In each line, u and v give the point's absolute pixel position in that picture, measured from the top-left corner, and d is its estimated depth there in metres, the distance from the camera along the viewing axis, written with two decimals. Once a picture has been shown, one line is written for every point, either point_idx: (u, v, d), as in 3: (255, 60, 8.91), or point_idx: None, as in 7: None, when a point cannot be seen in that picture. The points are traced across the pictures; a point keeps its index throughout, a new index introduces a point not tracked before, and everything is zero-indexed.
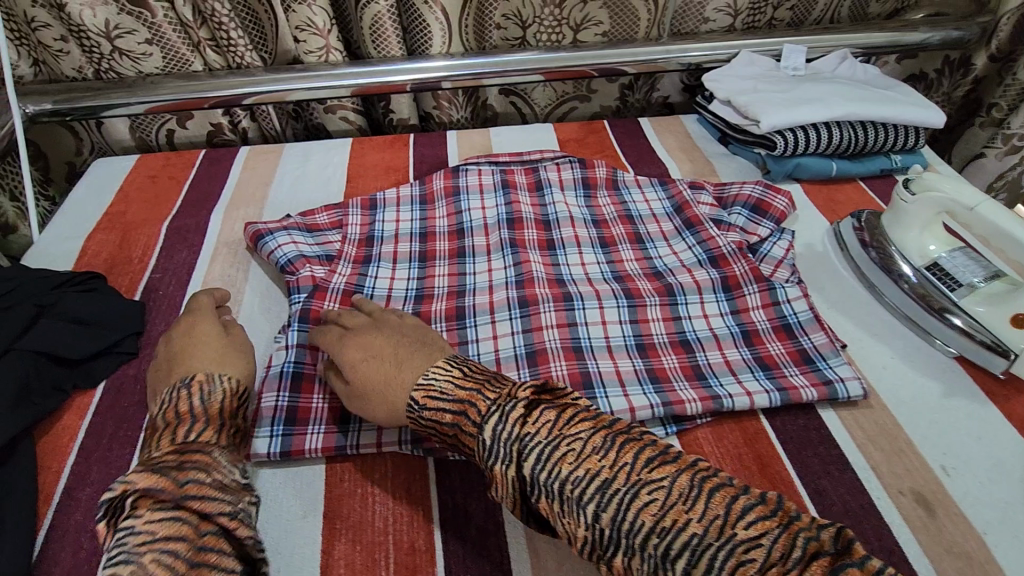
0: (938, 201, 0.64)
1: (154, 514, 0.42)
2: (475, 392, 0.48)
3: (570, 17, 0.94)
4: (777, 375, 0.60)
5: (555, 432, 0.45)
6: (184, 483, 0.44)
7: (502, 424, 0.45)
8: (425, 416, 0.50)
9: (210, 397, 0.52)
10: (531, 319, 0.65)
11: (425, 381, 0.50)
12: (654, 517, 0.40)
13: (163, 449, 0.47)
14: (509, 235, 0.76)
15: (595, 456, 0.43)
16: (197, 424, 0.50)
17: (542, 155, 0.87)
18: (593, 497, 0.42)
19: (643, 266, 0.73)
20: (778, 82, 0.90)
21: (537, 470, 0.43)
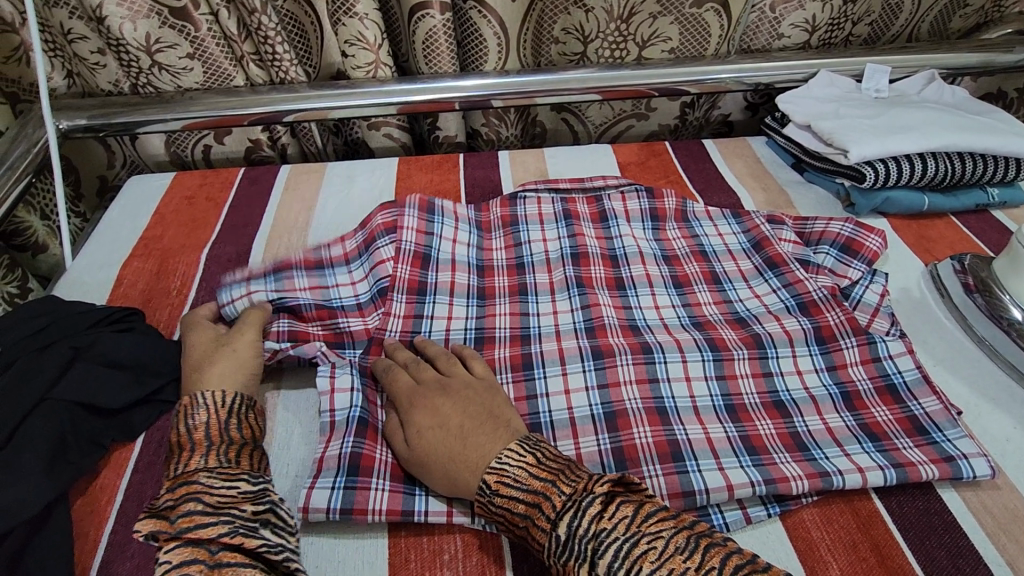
0: None
1: (169, 543, 0.42)
2: (549, 480, 0.44)
3: (636, 33, 0.87)
4: (887, 447, 0.54)
5: (633, 528, 0.41)
6: (177, 517, 0.43)
7: (578, 519, 0.42)
8: (495, 502, 0.46)
9: (194, 419, 0.51)
10: (607, 373, 0.59)
11: (497, 466, 0.46)
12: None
13: (164, 489, 0.46)
14: (575, 272, 0.70)
15: (677, 555, 0.39)
16: (187, 453, 0.49)
17: (606, 182, 0.81)
18: None
19: (724, 311, 0.67)
20: (862, 107, 0.83)
21: (614, 569, 0.39)
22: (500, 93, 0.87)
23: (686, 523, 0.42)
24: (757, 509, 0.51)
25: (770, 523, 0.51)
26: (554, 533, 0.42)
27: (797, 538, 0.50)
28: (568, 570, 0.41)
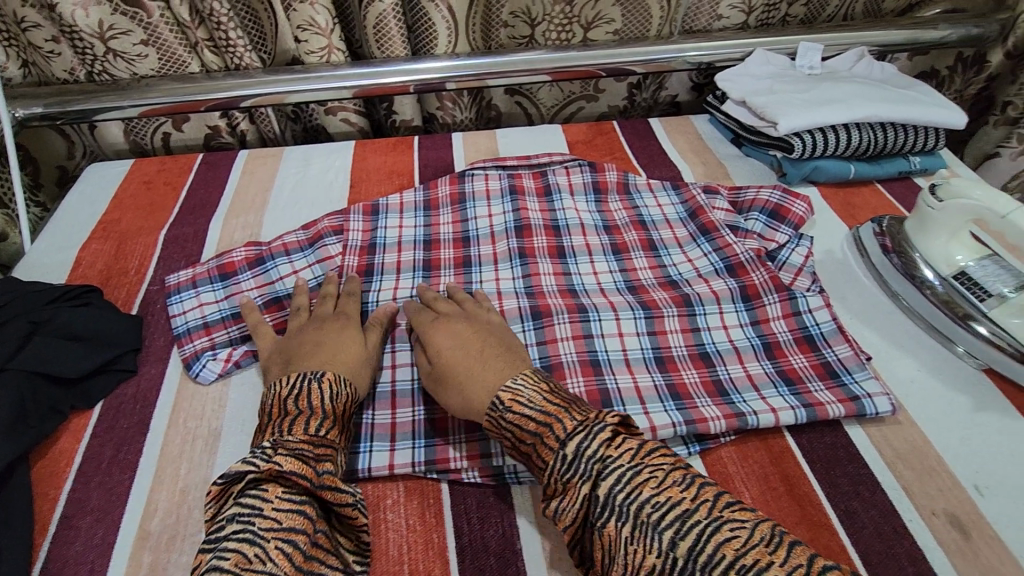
0: (967, 209, 0.63)
1: (282, 502, 0.43)
2: (562, 407, 0.47)
3: (581, 15, 0.90)
4: (800, 391, 0.58)
5: (636, 459, 0.44)
6: (321, 476, 0.45)
7: (587, 441, 0.44)
8: (508, 417, 0.48)
9: (340, 397, 0.52)
10: (545, 331, 0.64)
11: (514, 386, 0.49)
12: (733, 552, 0.38)
13: (298, 437, 0.47)
14: (518, 244, 0.75)
15: (675, 486, 0.42)
16: (325, 420, 0.49)
17: (551, 158, 0.85)
18: (672, 524, 0.40)
19: (657, 274, 0.71)
20: (795, 83, 0.87)
21: (615, 490, 0.42)
22: (454, 76, 0.90)
23: (682, 462, 0.45)
24: (679, 447, 0.55)
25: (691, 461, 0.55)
26: (561, 452, 0.45)
27: (714, 472, 0.54)
28: (569, 486, 0.44)
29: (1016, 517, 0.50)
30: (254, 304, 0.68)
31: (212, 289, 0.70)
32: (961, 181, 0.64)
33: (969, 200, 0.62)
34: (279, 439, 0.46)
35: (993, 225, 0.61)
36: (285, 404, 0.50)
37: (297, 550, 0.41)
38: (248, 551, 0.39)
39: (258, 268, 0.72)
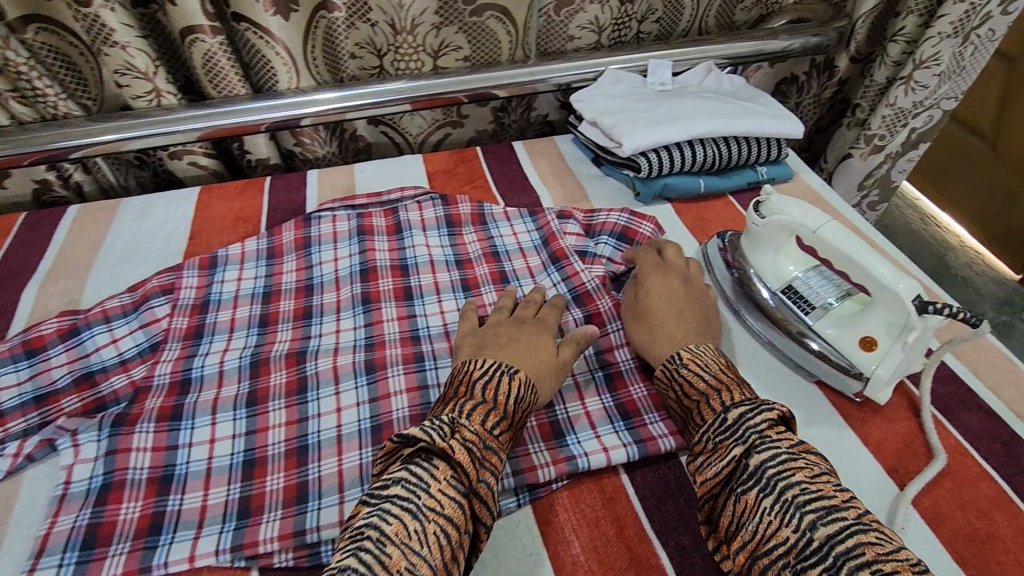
0: (785, 226, 0.63)
1: (449, 487, 0.45)
2: (734, 381, 0.54)
3: (426, 43, 0.88)
4: (636, 424, 0.59)
5: (794, 449, 0.47)
6: (479, 481, 0.47)
7: (751, 413, 0.50)
8: (682, 372, 0.56)
9: (522, 402, 0.53)
10: (378, 386, 0.61)
11: (694, 350, 0.57)
12: (873, 553, 0.39)
13: (476, 428, 0.49)
14: (362, 289, 0.71)
15: (828, 481, 0.45)
16: (501, 419, 0.51)
17: (402, 194, 0.82)
18: (816, 508, 0.42)
19: (506, 308, 0.70)
20: (644, 101, 0.88)
21: (766, 464, 0.46)
22: (309, 112, 0.86)
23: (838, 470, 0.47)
24: (511, 500, 0.53)
25: (522, 510, 0.53)
26: (721, 416, 0.51)
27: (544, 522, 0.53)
28: (721, 446, 0.49)
29: None
30: (62, 383, 0.62)
31: (13, 368, 0.62)
32: (778, 197, 0.65)
33: (786, 217, 0.63)
34: (458, 422, 0.49)
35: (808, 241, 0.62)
36: (474, 387, 0.52)
37: (441, 546, 0.42)
38: (408, 525, 0.41)
39: (69, 340, 0.65)
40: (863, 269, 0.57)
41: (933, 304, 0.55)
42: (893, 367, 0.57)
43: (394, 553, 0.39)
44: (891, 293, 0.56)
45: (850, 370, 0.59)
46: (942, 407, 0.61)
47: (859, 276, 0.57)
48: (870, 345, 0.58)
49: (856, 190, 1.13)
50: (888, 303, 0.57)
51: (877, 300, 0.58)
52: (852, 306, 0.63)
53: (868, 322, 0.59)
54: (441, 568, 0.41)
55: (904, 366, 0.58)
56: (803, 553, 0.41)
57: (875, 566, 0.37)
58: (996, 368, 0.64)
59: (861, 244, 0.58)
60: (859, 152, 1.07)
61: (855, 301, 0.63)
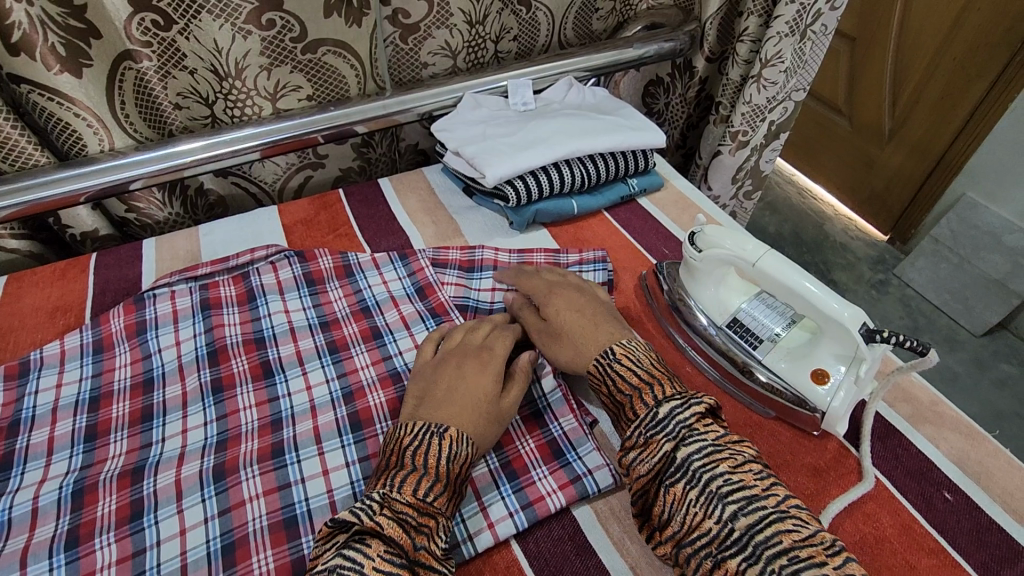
0: (722, 258, 0.60)
1: (382, 564, 0.43)
2: (666, 377, 0.55)
3: (257, 87, 0.79)
4: (524, 484, 0.55)
5: (720, 439, 0.50)
6: (418, 547, 0.45)
7: (679, 409, 0.51)
8: (614, 368, 0.56)
9: (456, 458, 0.50)
10: (230, 494, 0.52)
11: (627, 344, 0.58)
12: (790, 540, 0.43)
13: (406, 497, 0.46)
14: (211, 376, 0.62)
15: (749, 473, 0.47)
16: (435, 483, 0.48)
17: (252, 256, 0.73)
18: (739, 499, 0.45)
19: (380, 370, 0.64)
20: (505, 124, 0.85)
21: (693, 458, 0.48)
22: (135, 174, 0.75)
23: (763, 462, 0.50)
24: None
25: None
26: (652, 410, 0.52)
27: None
28: (650, 442, 0.50)
29: None
30: None
31: None
32: (711, 229, 0.62)
33: (721, 249, 0.60)
34: (389, 496, 0.46)
35: (747, 272, 0.60)
36: (403, 457, 0.50)
37: None
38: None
39: None
40: (804, 301, 0.55)
41: (880, 333, 0.51)
42: (846, 401, 0.55)
43: None
44: (837, 323, 0.53)
45: (803, 404, 0.57)
46: None
47: (801, 307, 0.55)
48: (823, 377, 0.56)
49: (731, 184, 1.16)
50: (837, 334, 0.54)
51: (825, 330, 0.55)
52: (800, 334, 0.60)
53: (817, 354, 0.56)
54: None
55: (857, 395, 0.55)
56: (724, 542, 0.44)
57: (793, 554, 0.42)
58: None
59: (799, 275, 0.55)
60: (727, 149, 1.10)
61: (801, 329, 0.60)
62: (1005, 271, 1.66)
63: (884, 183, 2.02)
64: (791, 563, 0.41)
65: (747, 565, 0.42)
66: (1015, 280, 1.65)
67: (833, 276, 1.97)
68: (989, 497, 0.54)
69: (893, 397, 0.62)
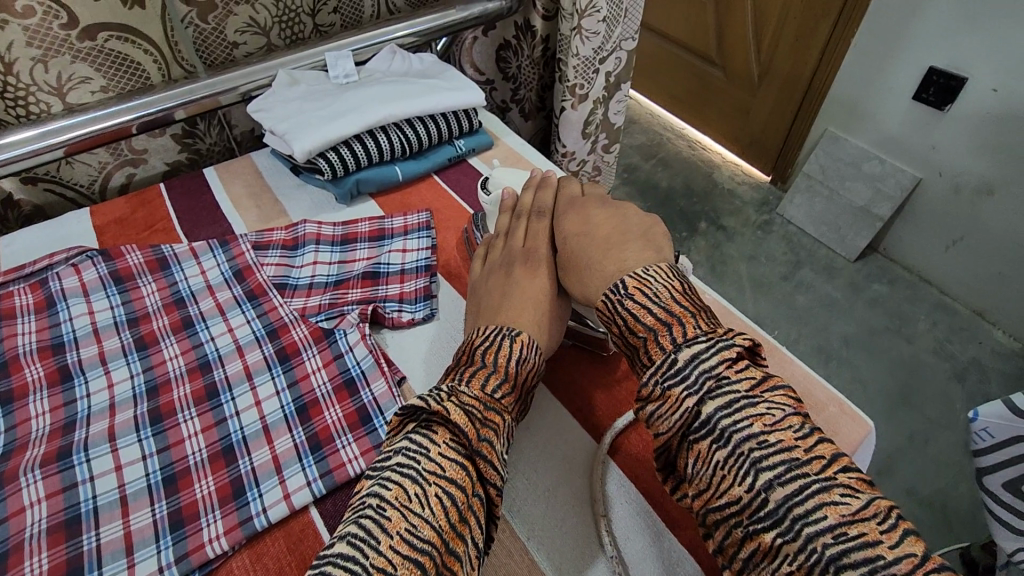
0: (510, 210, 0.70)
1: (449, 450, 0.44)
2: (687, 313, 0.48)
3: (38, 82, 0.74)
4: (326, 453, 0.54)
5: (757, 390, 0.43)
6: (482, 439, 0.45)
7: (705, 352, 0.45)
8: (626, 304, 0.51)
9: (525, 363, 0.51)
10: (6, 504, 0.50)
11: (643, 275, 0.52)
12: (836, 515, 0.37)
13: (473, 391, 0.47)
14: (1, 388, 0.59)
15: (790, 430, 0.41)
16: (501, 381, 0.49)
17: (51, 260, 0.70)
18: (776, 463, 0.39)
19: (188, 359, 0.62)
20: (322, 98, 0.84)
21: (721, 413, 0.42)
22: None
23: (803, 412, 0.43)
24: None
25: None
26: (671, 356, 0.46)
27: None
28: (670, 394, 0.45)
29: (527, 497, 0.52)
30: None
31: None
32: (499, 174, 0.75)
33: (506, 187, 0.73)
34: (456, 386, 0.47)
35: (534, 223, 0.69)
36: (474, 353, 0.51)
37: (449, 509, 0.41)
38: (410, 490, 0.41)
39: None
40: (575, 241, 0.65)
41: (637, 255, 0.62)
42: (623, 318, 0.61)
43: (409, 519, 0.39)
44: None
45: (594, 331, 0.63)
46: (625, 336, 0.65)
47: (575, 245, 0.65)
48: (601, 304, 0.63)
49: (581, 136, 1.17)
50: None
51: None
52: None
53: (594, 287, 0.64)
54: (447, 532, 0.40)
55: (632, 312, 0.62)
56: (756, 513, 0.39)
57: (840, 532, 0.36)
58: None
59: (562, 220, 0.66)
60: (570, 104, 1.10)
61: None
62: (867, 198, 1.81)
63: (761, 127, 2.12)
64: (835, 542, 0.36)
65: (784, 542, 0.38)
66: (877, 205, 1.80)
67: (723, 222, 2.05)
68: None
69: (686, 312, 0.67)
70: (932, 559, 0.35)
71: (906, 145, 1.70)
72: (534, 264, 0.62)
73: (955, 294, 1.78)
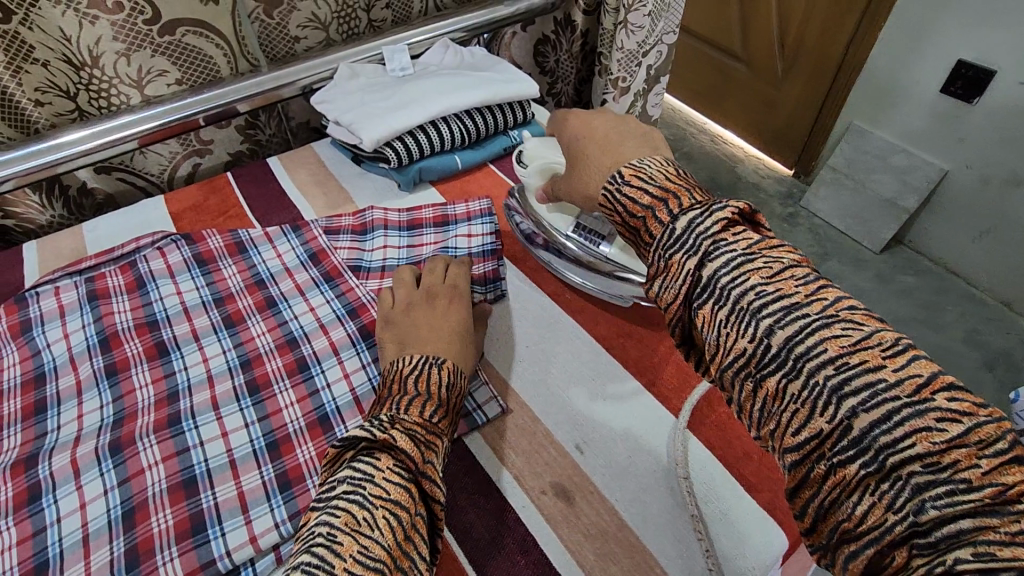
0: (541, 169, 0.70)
1: (393, 473, 0.43)
2: (683, 189, 0.46)
3: (121, 75, 0.78)
4: None
5: (755, 248, 0.40)
6: (426, 461, 0.46)
7: (701, 219, 0.42)
8: (623, 192, 0.47)
9: (453, 389, 0.54)
10: (126, 466, 0.53)
11: (639, 165, 0.49)
12: (838, 348, 0.35)
13: (413, 417, 0.49)
14: (105, 362, 0.63)
15: (790, 279, 0.38)
16: (435, 406, 0.51)
17: (138, 243, 0.73)
18: (775, 312, 0.37)
19: (277, 336, 0.65)
20: (383, 90, 0.87)
21: (721, 273, 0.39)
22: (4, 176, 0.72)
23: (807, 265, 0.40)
24: (289, 543, 0.51)
25: None
26: (669, 227, 0.43)
27: None
28: (671, 263, 0.42)
29: (609, 462, 0.55)
30: None
31: None
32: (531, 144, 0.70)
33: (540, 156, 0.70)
34: (397, 415, 0.48)
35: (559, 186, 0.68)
36: (405, 382, 0.53)
37: (398, 524, 0.40)
38: (357, 514, 0.39)
39: None
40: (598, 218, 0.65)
41: None
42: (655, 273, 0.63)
43: (359, 540, 0.38)
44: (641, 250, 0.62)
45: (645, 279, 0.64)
46: None
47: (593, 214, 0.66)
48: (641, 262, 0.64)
49: None
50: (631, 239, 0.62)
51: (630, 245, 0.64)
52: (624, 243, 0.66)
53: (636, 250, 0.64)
54: (396, 549, 0.38)
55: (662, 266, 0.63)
56: (763, 361, 0.37)
57: (841, 361, 0.34)
58: None
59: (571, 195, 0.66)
60: (612, 97, 1.14)
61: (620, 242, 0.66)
62: (894, 190, 1.83)
63: (785, 120, 2.14)
64: (839, 372, 0.34)
65: (788, 383, 0.36)
66: (903, 197, 1.82)
67: None
68: None
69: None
70: (941, 379, 0.33)
71: (933, 137, 1.72)
72: (451, 297, 0.63)
73: (981, 285, 1.80)
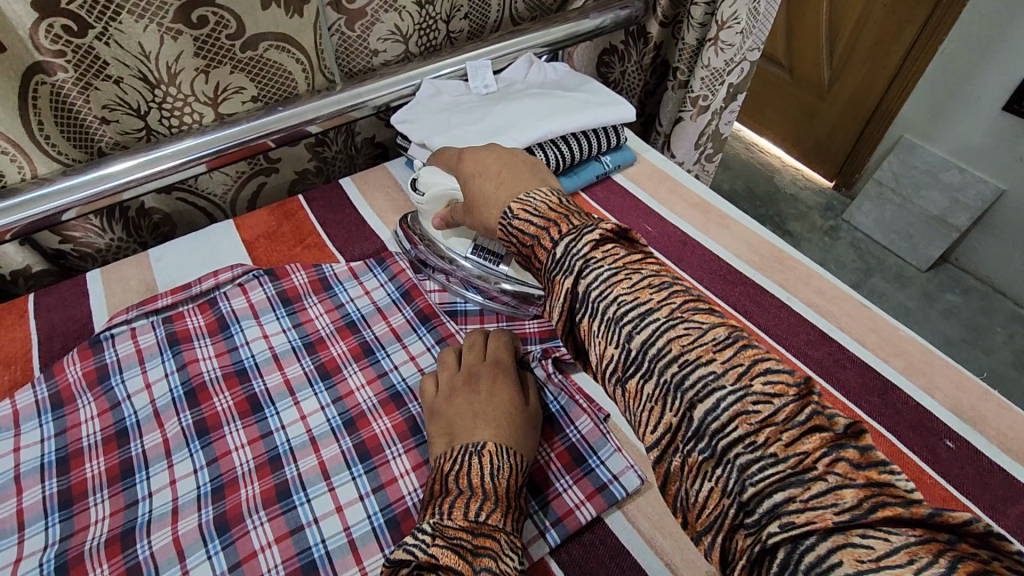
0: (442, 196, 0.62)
1: None
2: (563, 215, 0.44)
3: (196, 92, 0.71)
4: (550, 498, 0.52)
5: (620, 261, 0.41)
6: (478, 568, 0.39)
7: (578, 244, 0.41)
8: (512, 223, 0.46)
9: (502, 473, 0.47)
10: (238, 547, 0.48)
11: (524, 198, 0.47)
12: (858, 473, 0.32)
13: (458, 522, 0.42)
14: (194, 418, 0.57)
15: (704, 340, 0.36)
16: (484, 500, 0.44)
17: (217, 279, 0.67)
18: (692, 379, 0.35)
19: (379, 390, 0.60)
20: (470, 110, 0.80)
21: (590, 284, 0.39)
22: (68, 202, 0.66)
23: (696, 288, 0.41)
24: None
25: None
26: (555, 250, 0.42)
27: None
28: (553, 279, 0.42)
29: None
30: None
31: None
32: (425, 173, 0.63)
33: (440, 199, 0.63)
34: (439, 522, 0.42)
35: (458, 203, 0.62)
36: (446, 482, 0.47)
37: None
38: None
39: None
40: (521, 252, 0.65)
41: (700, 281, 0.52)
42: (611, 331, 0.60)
43: None
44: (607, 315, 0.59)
45: None
46: (822, 370, 0.62)
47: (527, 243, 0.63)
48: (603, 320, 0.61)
49: (694, 148, 1.15)
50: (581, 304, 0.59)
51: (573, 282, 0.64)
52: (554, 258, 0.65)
53: None
54: None
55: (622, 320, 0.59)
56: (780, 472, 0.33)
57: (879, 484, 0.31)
58: (856, 317, 0.68)
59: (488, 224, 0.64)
60: (689, 115, 1.09)
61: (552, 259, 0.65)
62: (944, 207, 1.76)
63: (827, 130, 2.08)
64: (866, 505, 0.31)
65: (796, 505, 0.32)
66: (953, 215, 1.75)
67: (787, 227, 2.02)
68: (986, 439, 0.57)
69: (859, 329, 0.67)
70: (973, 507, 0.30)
71: (989, 153, 1.66)
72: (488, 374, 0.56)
73: None
